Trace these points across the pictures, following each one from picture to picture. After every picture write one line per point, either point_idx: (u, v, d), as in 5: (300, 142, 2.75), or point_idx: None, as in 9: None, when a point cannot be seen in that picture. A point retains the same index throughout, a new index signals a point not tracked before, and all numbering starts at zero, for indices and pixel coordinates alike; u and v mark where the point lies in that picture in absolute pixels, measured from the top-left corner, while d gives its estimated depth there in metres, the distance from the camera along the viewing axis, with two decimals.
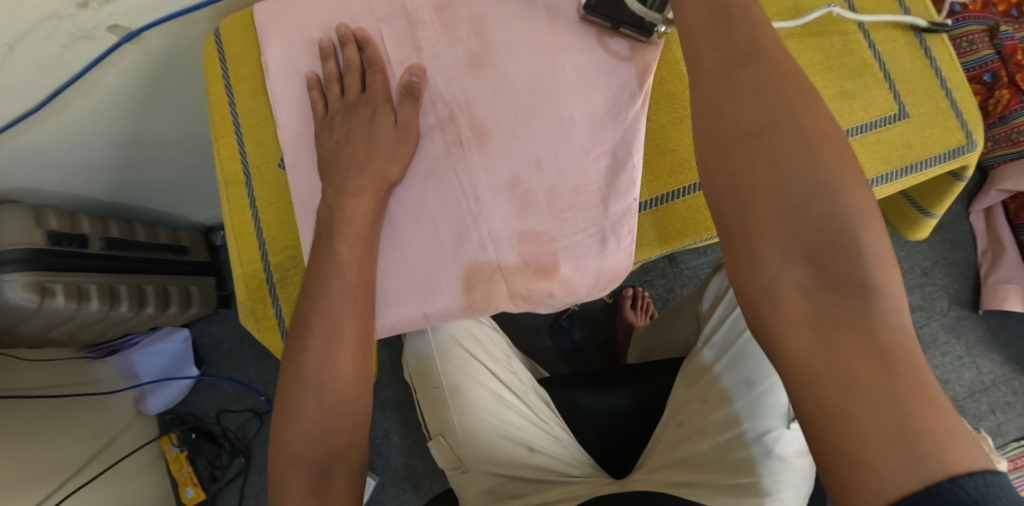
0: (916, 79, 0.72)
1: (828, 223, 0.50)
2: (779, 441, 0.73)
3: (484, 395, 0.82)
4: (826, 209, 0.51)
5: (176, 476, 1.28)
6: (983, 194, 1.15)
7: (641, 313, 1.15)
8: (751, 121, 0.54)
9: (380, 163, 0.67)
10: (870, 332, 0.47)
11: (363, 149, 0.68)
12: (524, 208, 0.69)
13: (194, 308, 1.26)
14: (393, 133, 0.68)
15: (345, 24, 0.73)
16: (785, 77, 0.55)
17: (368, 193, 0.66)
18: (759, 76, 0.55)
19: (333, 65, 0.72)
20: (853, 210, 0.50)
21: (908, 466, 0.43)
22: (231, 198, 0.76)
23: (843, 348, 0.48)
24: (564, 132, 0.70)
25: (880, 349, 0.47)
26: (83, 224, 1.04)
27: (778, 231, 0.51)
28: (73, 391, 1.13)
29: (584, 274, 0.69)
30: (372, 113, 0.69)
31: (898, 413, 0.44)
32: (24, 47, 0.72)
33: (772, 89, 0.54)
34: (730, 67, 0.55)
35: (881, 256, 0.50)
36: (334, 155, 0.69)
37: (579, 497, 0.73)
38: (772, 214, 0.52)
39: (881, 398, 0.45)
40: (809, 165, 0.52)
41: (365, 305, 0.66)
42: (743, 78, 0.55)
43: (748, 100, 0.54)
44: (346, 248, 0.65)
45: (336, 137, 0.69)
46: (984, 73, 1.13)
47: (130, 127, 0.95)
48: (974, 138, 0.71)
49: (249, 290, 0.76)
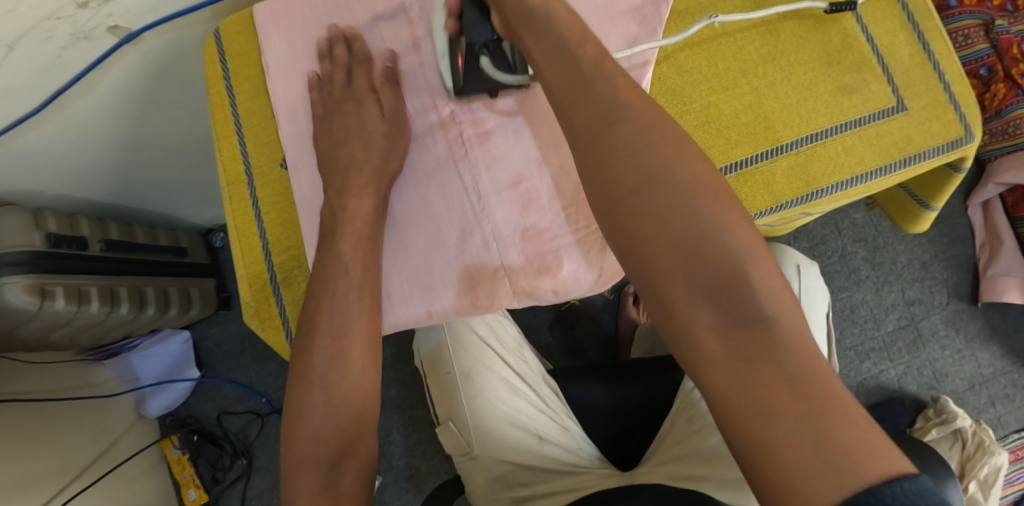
0: (915, 73, 0.72)
1: (719, 262, 0.50)
2: None
3: (495, 382, 0.82)
4: (716, 248, 0.50)
5: (178, 478, 1.27)
6: (981, 187, 1.16)
7: (643, 311, 1.15)
8: (627, 171, 0.53)
9: (377, 159, 0.68)
10: (774, 362, 0.48)
11: (360, 147, 0.68)
12: (528, 205, 0.70)
13: (194, 309, 1.25)
14: (384, 126, 0.69)
15: (335, 25, 0.74)
16: (653, 120, 0.54)
17: (369, 191, 0.67)
18: (632, 125, 0.54)
19: (327, 65, 0.72)
20: (737, 242, 0.51)
21: (833, 487, 0.43)
22: (234, 199, 0.76)
23: (759, 382, 0.47)
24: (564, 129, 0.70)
25: (789, 376, 0.47)
26: (83, 226, 1.04)
27: (680, 281, 0.51)
28: (73, 394, 1.13)
29: (587, 269, 0.69)
30: (359, 104, 0.70)
31: (818, 436, 0.44)
32: (23, 49, 0.72)
33: (643, 136, 0.53)
34: (607, 118, 0.54)
35: (771, 285, 0.50)
36: (331, 152, 0.69)
37: (587, 489, 0.75)
38: (668, 264, 0.51)
39: (801, 423, 0.45)
40: (690, 206, 0.51)
41: (372, 303, 0.66)
42: (621, 126, 0.54)
43: (625, 151, 0.53)
44: (349, 246, 0.65)
45: (330, 135, 0.70)
46: (981, 67, 1.13)
47: (127, 128, 0.95)
48: (972, 130, 0.71)
49: (252, 290, 0.75)
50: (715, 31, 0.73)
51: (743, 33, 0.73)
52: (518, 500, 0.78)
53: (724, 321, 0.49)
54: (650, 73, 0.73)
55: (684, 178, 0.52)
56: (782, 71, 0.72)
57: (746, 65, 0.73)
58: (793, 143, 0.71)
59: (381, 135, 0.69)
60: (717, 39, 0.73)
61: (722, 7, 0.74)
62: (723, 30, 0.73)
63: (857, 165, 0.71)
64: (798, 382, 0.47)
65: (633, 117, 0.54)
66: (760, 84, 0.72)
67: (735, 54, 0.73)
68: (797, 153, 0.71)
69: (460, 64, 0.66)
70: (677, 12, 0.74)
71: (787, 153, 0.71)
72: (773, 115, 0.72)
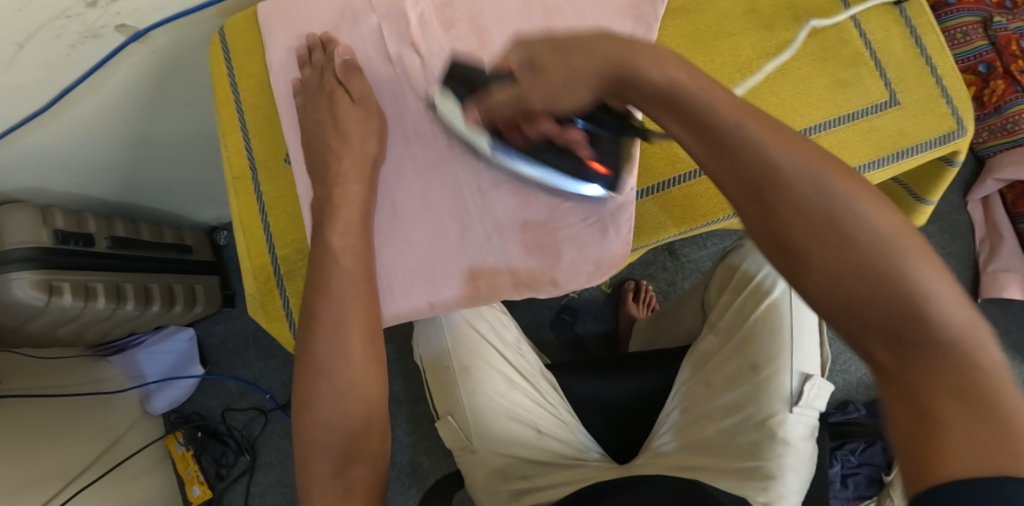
0: (908, 68, 0.73)
1: (888, 281, 0.47)
2: (784, 425, 0.73)
3: (494, 376, 0.83)
4: (886, 264, 0.47)
5: (183, 475, 1.29)
6: (980, 183, 1.16)
7: (644, 307, 1.16)
8: (766, 164, 0.51)
9: (355, 145, 0.69)
10: (955, 381, 0.44)
11: (336, 138, 0.70)
12: (526, 198, 0.70)
13: (199, 306, 1.26)
14: (369, 121, 0.71)
15: (314, 32, 0.75)
16: (806, 146, 0.52)
17: (358, 181, 0.69)
18: (782, 153, 0.51)
19: (308, 70, 0.74)
20: (912, 261, 0.47)
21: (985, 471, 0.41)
22: (240, 194, 0.77)
23: (919, 367, 0.45)
24: None
25: (967, 394, 0.44)
26: (89, 223, 1.05)
27: (825, 264, 0.48)
28: (79, 390, 1.14)
29: (585, 262, 0.70)
30: (331, 100, 0.71)
31: (976, 421, 0.42)
32: (33, 46, 0.74)
33: (795, 162, 0.51)
34: (750, 146, 0.52)
35: (953, 305, 0.46)
36: (312, 148, 0.72)
37: (584, 481, 0.77)
38: (832, 286, 0.48)
39: (960, 407, 0.43)
40: (858, 229, 0.48)
41: (369, 292, 0.67)
42: (766, 153, 0.52)
43: (766, 143, 0.52)
44: (337, 236, 0.67)
45: (307, 129, 0.73)
46: (979, 64, 1.14)
47: (134, 125, 0.96)
48: (965, 123, 0.72)
49: (257, 283, 0.76)
50: (710, 28, 0.74)
51: (739, 29, 0.74)
52: (517, 493, 0.78)
53: (875, 304, 0.47)
54: None
55: (854, 202, 0.49)
56: (777, 66, 0.73)
57: (742, 62, 0.74)
58: None
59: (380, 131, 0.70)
60: (712, 36, 0.74)
61: (717, 4, 0.75)
62: (718, 28, 0.74)
63: (852, 158, 0.71)
64: (976, 398, 0.43)
65: (780, 142, 0.52)
66: (755, 79, 0.73)
67: (730, 50, 0.74)
68: None
69: (601, 168, 0.64)
70: (673, 9, 0.75)
71: None
72: (768, 109, 0.72)
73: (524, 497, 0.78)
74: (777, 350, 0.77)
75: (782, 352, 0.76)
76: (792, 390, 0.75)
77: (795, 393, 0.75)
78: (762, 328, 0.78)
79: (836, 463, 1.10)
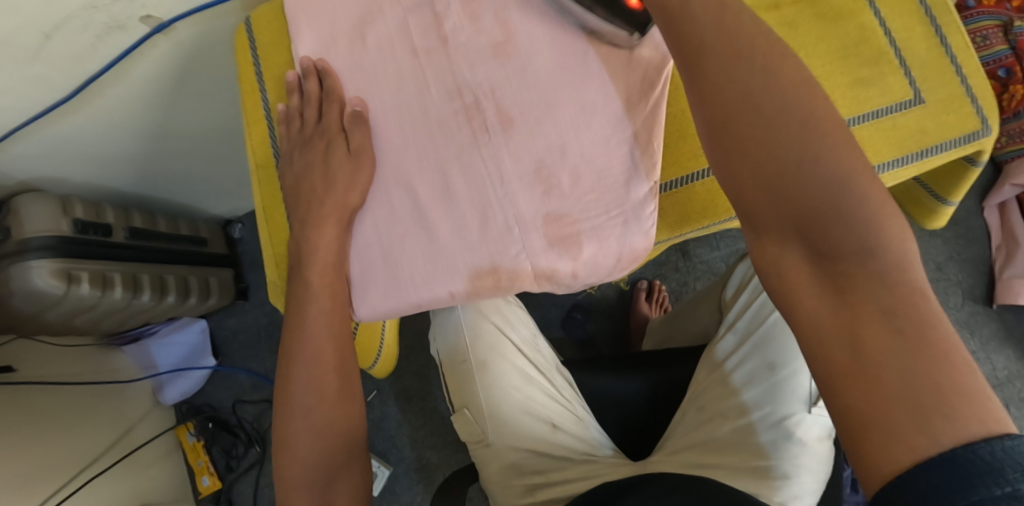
0: (932, 67, 0.73)
1: (828, 208, 0.53)
2: (799, 426, 0.74)
3: (510, 370, 0.83)
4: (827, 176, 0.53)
5: (192, 465, 1.30)
6: (997, 189, 1.16)
7: (656, 306, 1.16)
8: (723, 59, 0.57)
9: (339, 192, 0.70)
10: (876, 295, 0.50)
11: (321, 182, 0.71)
12: (548, 192, 0.70)
13: (213, 298, 1.27)
14: (347, 162, 0.71)
15: (307, 57, 0.75)
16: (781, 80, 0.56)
17: (329, 221, 0.70)
18: (752, 74, 0.56)
19: (297, 100, 0.75)
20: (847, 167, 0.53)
21: (926, 439, 0.45)
22: (263, 181, 0.79)
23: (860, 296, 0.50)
24: (588, 112, 0.71)
25: (891, 311, 0.49)
26: (108, 214, 1.06)
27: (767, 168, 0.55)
28: (92, 379, 1.15)
29: (605, 257, 0.70)
30: (327, 144, 0.72)
31: (890, 314, 0.49)
32: (60, 37, 0.74)
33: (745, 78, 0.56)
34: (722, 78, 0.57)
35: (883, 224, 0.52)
36: (294, 188, 0.73)
37: (598, 478, 0.77)
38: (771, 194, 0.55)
39: (879, 294, 0.50)
40: (805, 153, 0.54)
41: (342, 325, 0.71)
42: (721, 75, 0.57)
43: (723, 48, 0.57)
44: (316, 275, 0.69)
45: (294, 170, 0.73)
46: (999, 69, 1.13)
47: (156, 118, 0.97)
48: (989, 123, 0.72)
49: (278, 270, 0.77)
50: None
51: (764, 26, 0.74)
52: (532, 487, 0.79)
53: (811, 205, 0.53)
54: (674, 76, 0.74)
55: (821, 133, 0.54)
56: (800, 63, 0.73)
57: None
58: None
59: (357, 174, 0.71)
60: None
61: None
62: None
63: (875, 156, 0.72)
64: (899, 323, 0.49)
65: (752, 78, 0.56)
66: None
67: None
68: None
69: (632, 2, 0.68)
70: None
71: None
72: None
73: (538, 491, 0.78)
74: (797, 351, 0.77)
75: (800, 353, 0.76)
76: (811, 392, 0.75)
77: (814, 394, 0.75)
78: (781, 328, 0.78)
79: (847, 467, 1.10)
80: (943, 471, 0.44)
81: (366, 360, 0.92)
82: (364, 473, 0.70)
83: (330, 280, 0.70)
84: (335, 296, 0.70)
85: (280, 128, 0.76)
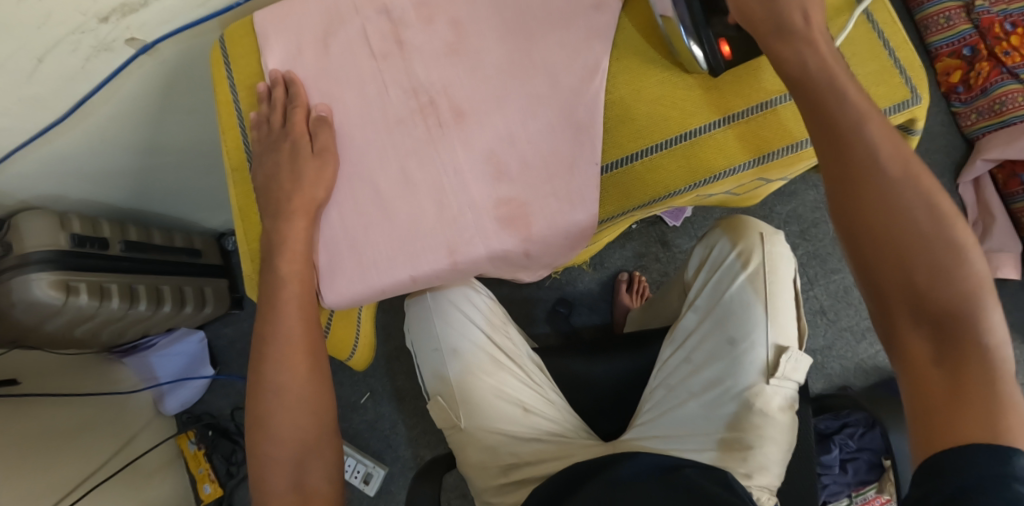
0: (861, 41, 0.75)
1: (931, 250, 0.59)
2: (760, 397, 0.76)
3: (481, 358, 0.85)
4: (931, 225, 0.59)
5: (195, 473, 1.34)
6: (969, 164, 1.17)
7: (637, 296, 1.18)
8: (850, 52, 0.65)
9: (307, 188, 0.74)
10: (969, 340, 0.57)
11: (290, 179, 0.74)
12: (500, 177, 0.74)
13: (208, 308, 1.31)
14: (313, 160, 0.75)
15: (277, 69, 0.79)
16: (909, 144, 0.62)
17: (299, 214, 0.73)
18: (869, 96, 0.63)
19: (266, 107, 0.78)
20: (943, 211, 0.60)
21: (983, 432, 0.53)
22: (237, 184, 0.83)
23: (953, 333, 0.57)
24: (540, 95, 0.75)
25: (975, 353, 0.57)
26: (104, 228, 1.10)
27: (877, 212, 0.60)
28: (94, 390, 1.19)
29: (556, 234, 0.74)
30: (292, 145, 0.75)
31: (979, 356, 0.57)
32: (51, 61, 0.79)
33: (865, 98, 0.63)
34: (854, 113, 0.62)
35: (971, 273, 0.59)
36: (265, 188, 0.77)
37: (570, 459, 0.79)
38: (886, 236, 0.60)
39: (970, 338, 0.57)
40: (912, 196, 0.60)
41: (312, 311, 0.74)
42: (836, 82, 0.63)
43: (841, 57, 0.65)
44: (285, 265, 0.73)
45: (265, 171, 0.77)
46: (963, 47, 1.18)
47: (146, 133, 1.02)
48: (919, 92, 0.74)
49: (253, 265, 0.82)
50: None
51: None
52: (506, 469, 0.82)
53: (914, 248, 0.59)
54: (612, 65, 0.76)
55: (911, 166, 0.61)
56: None
57: None
58: (743, 111, 0.74)
59: (322, 171, 0.75)
60: None
61: None
62: None
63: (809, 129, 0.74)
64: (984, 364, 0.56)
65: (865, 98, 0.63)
66: None
67: None
68: (746, 121, 0.74)
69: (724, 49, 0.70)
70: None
71: (737, 121, 0.74)
72: (727, 88, 0.75)
73: (512, 472, 0.81)
74: (752, 324, 0.78)
75: (755, 326, 0.78)
76: (768, 361, 0.77)
77: (771, 363, 0.77)
78: (736, 303, 0.79)
79: (834, 447, 1.11)
80: (983, 451, 0.52)
81: (341, 352, 0.94)
82: (335, 454, 0.74)
83: (300, 268, 0.73)
84: (305, 283, 0.74)
85: (252, 133, 0.79)
